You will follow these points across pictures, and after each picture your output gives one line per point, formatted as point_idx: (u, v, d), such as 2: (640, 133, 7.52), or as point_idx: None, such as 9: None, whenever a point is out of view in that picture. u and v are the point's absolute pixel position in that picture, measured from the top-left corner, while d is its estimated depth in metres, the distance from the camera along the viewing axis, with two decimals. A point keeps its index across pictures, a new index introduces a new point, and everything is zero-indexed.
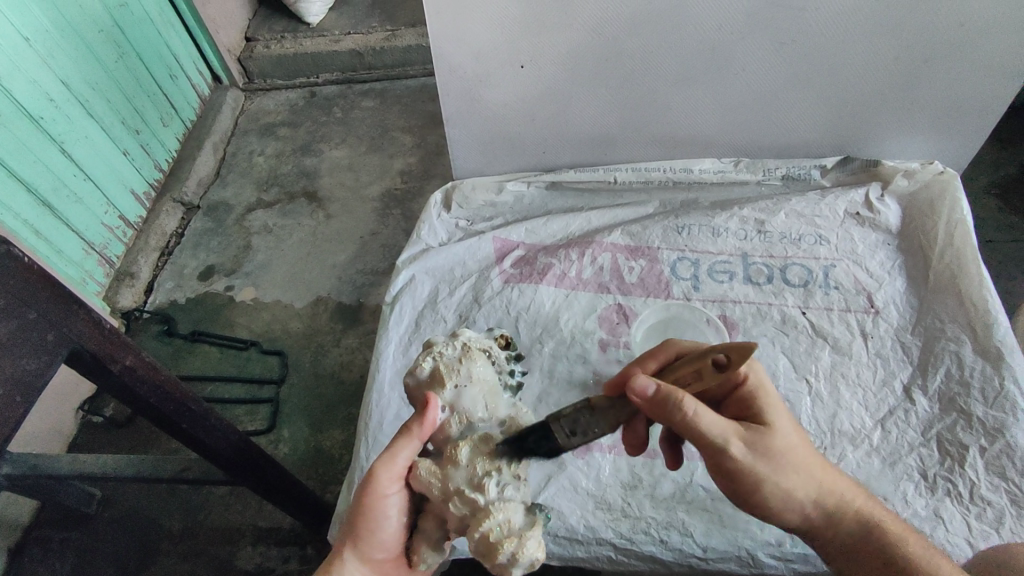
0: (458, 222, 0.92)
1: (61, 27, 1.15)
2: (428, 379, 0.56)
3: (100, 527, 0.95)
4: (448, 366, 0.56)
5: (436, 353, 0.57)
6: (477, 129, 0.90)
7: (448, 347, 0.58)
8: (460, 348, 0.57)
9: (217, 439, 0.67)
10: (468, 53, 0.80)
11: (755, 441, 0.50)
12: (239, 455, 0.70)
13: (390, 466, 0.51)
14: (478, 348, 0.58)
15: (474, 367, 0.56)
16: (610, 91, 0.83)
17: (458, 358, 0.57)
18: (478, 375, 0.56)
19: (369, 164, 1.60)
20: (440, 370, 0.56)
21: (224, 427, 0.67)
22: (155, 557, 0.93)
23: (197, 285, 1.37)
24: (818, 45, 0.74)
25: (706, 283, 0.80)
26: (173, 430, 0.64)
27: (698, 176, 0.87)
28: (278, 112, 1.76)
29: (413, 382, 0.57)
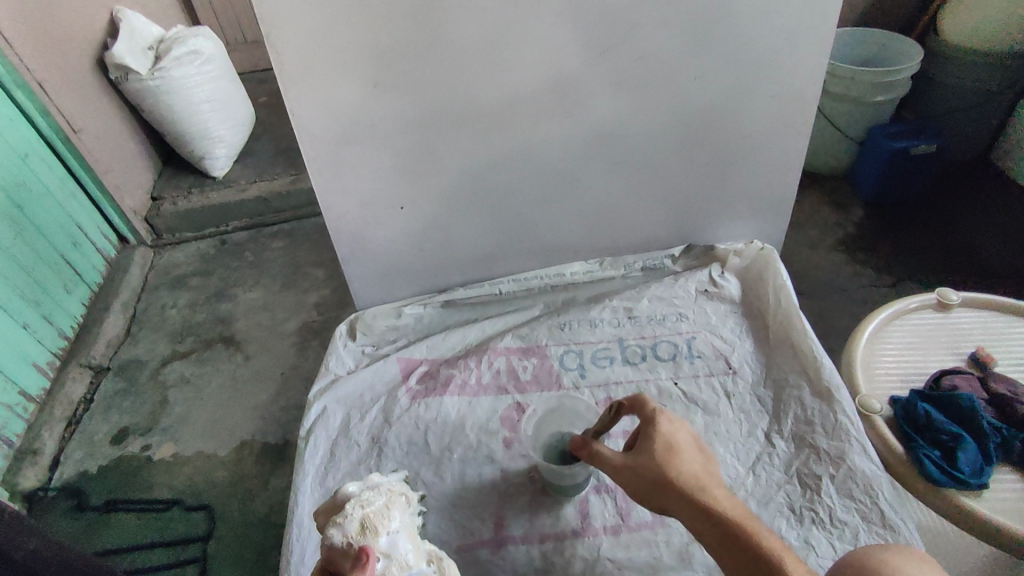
0: (364, 349, 0.99)
1: None
2: (360, 530, 0.64)
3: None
4: (376, 514, 0.65)
5: (362, 503, 0.66)
6: (371, 264, 1.00)
7: (370, 498, 0.68)
8: (384, 495, 0.68)
9: None
10: (352, 202, 0.92)
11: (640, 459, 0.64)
12: None
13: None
14: (397, 495, 0.69)
15: (397, 512, 0.67)
16: (483, 219, 0.96)
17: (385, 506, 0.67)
18: (403, 519, 0.67)
19: (285, 301, 1.66)
20: (372, 519, 0.65)
21: None
22: None
23: (109, 450, 1.33)
24: (643, 164, 0.90)
25: (590, 370, 0.90)
26: None
27: (571, 278, 1.00)
28: (189, 263, 1.80)
29: (347, 535, 0.63)
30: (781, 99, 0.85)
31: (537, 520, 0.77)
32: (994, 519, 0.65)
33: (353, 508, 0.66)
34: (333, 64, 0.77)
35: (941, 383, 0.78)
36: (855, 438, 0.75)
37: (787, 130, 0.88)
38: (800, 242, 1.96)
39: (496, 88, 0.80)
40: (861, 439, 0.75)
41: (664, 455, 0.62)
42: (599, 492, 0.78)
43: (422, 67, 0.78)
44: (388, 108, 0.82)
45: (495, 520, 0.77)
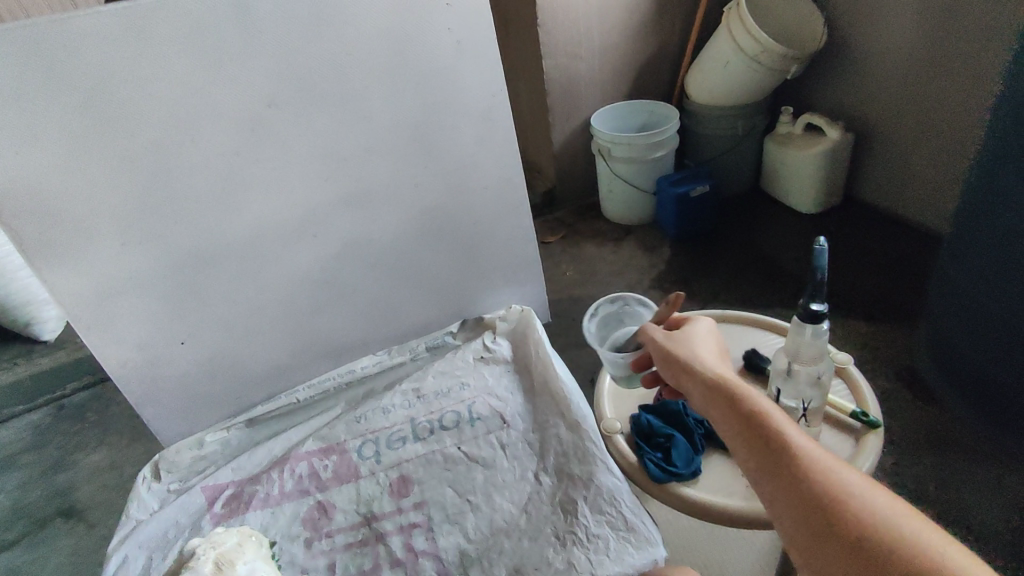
0: (169, 487, 1.00)
1: None
2: (215, 567, 0.79)
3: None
4: (230, 552, 0.81)
5: (215, 545, 0.81)
6: (168, 402, 1.04)
7: (221, 539, 0.83)
8: (236, 536, 0.83)
9: None
10: (131, 348, 0.96)
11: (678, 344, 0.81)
12: None
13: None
14: (248, 536, 0.84)
15: (246, 547, 0.83)
16: (267, 336, 1.04)
17: (235, 545, 0.82)
18: (249, 552, 0.82)
19: (130, 454, 1.76)
20: (223, 558, 0.80)
21: None
22: None
23: None
24: (394, 262, 1.06)
25: (385, 453, 0.97)
26: None
27: (362, 372, 1.10)
28: (22, 438, 1.83)
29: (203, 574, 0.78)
30: (492, 187, 1.07)
31: None
32: (704, 501, 0.79)
33: (207, 550, 0.81)
34: (76, 232, 0.84)
35: (662, 397, 0.93)
36: (601, 458, 0.86)
37: (508, 211, 1.11)
38: (625, 286, 2.12)
39: (240, 224, 0.93)
40: (605, 457, 0.86)
41: (701, 348, 0.81)
42: (391, 566, 0.84)
43: (167, 222, 0.88)
44: (143, 260, 0.90)
45: None
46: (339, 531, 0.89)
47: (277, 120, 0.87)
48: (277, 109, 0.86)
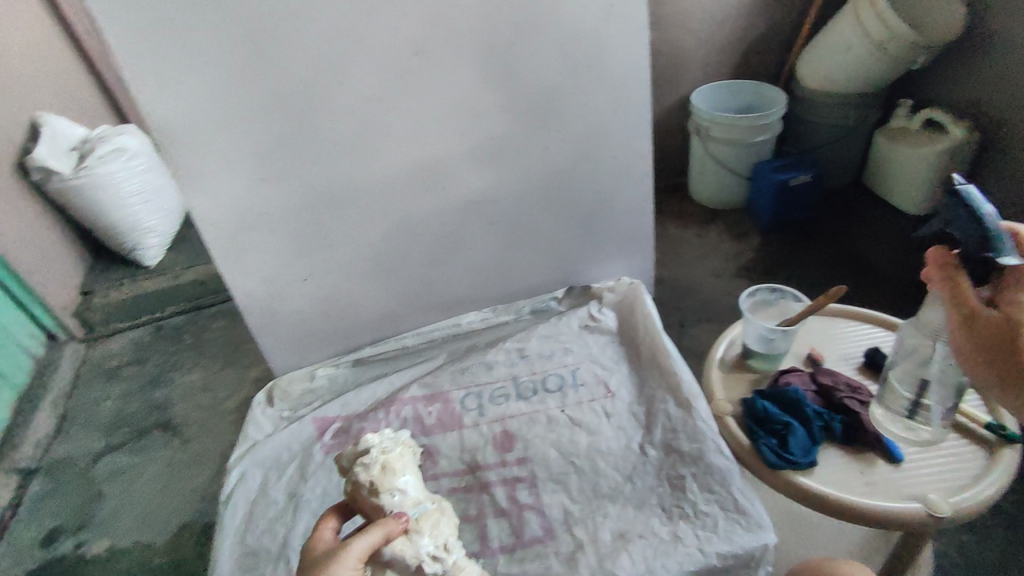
0: (282, 414, 1.06)
1: None
2: (380, 471, 0.77)
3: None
4: (394, 460, 0.78)
5: (382, 449, 0.79)
6: (285, 335, 1.08)
7: (390, 444, 0.80)
8: (399, 445, 0.80)
9: None
10: (259, 280, 1.01)
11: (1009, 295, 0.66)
12: None
13: (373, 542, 0.69)
14: (410, 449, 0.81)
15: (410, 462, 0.80)
16: (381, 282, 1.07)
17: (398, 455, 0.79)
18: (410, 468, 0.79)
19: (225, 379, 1.93)
20: (387, 465, 0.77)
21: None
22: None
23: (42, 552, 1.51)
24: (511, 222, 1.07)
25: (488, 408, 0.98)
26: None
27: (467, 326, 1.13)
28: (125, 352, 2.09)
29: (368, 475, 0.76)
30: (618, 155, 1.05)
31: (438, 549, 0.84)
32: (820, 493, 0.77)
33: (373, 453, 0.78)
34: (222, 163, 0.88)
35: (778, 382, 0.90)
36: (711, 438, 0.86)
37: (629, 180, 1.08)
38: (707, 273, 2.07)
39: (375, 171, 0.95)
40: (715, 439, 0.86)
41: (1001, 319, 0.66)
42: (497, 514, 0.86)
43: (306, 160, 0.91)
44: (281, 197, 0.93)
45: None
46: (445, 475, 0.93)
47: (421, 68, 0.87)
48: (422, 58, 0.87)
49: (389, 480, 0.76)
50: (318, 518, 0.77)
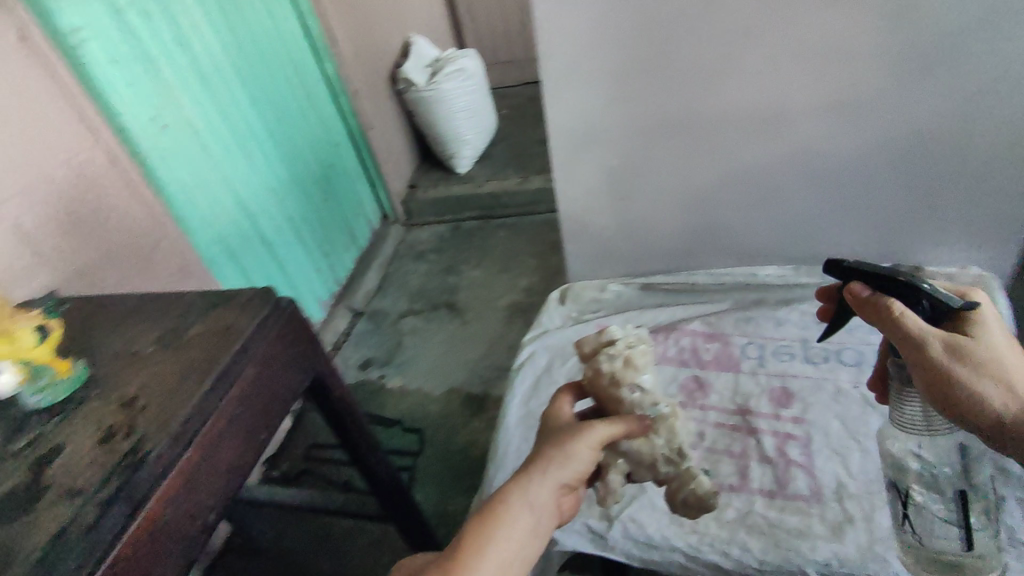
0: (569, 313, 1.19)
1: (284, 186, 1.88)
2: (625, 366, 0.74)
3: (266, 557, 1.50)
4: (638, 358, 0.75)
5: (627, 344, 0.76)
6: (586, 247, 1.20)
7: (635, 340, 0.77)
8: (642, 343, 0.77)
9: (382, 471, 1.11)
10: (581, 191, 1.11)
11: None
12: (388, 484, 1.14)
13: (616, 432, 0.70)
14: (649, 345, 0.78)
15: (649, 361, 0.77)
16: (688, 216, 1.10)
17: (641, 353, 0.76)
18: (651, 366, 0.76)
19: (502, 282, 2.20)
20: (631, 361, 0.75)
21: (387, 463, 1.12)
22: None
23: (357, 372, 1.98)
24: (843, 180, 1.00)
25: (770, 361, 0.98)
26: (347, 440, 1.04)
27: (762, 279, 1.09)
28: (431, 241, 2.52)
29: (610, 367, 0.74)
30: (1009, 123, 0.89)
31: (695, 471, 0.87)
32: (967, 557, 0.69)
33: (618, 347, 0.76)
34: (583, 78, 0.97)
35: None
36: None
37: (1012, 156, 0.92)
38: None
39: (718, 104, 0.96)
40: None
41: None
42: (762, 460, 0.85)
43: (658, 84, 0.95)
44: (623, 117, 1.00)
45: None
46: (713, 409, 0.94)
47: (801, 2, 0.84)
48: None
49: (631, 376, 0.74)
50: (556, 392, 0.77)
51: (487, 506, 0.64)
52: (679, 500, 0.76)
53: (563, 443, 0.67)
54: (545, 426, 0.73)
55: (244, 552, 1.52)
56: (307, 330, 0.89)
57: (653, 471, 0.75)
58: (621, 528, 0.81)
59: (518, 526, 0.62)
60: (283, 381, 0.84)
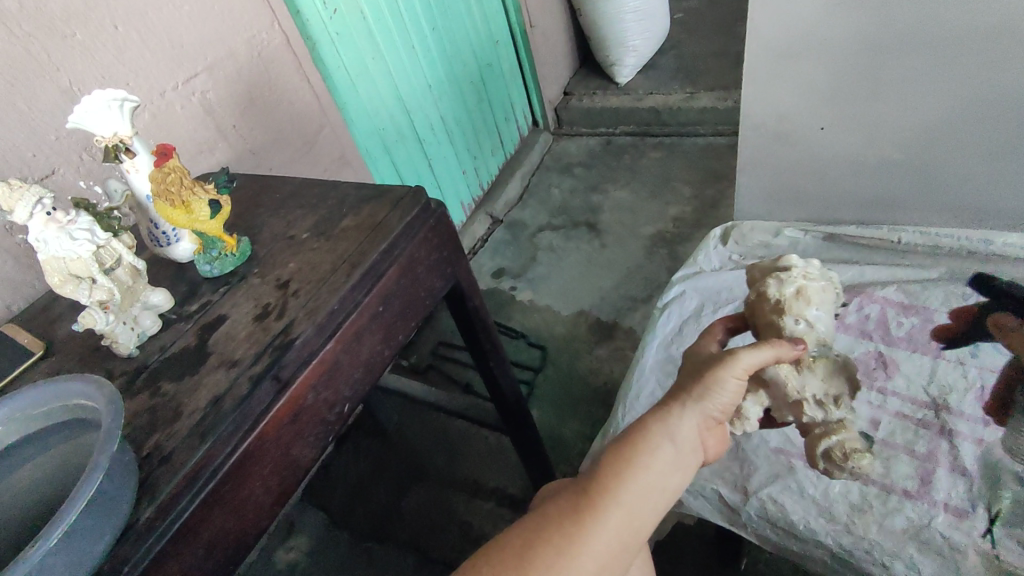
0: (732, 255, 1.04)
1: (441, 82, 1.84)
2: (795, 294, 0.70)
3: (393, 440, 1.67)
4: (812, 290, 0.71)
5: (804, 276, 0.72)
6: (765, 180, 1.03)
7: (814, 273, 0.73)
8: (823, 280, 0.73)
9: (507, 384, 1.11)
10: (774, 114, 0.93)
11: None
12: (511, 399, 1.13)
13: (766, 358, 0.63)
14: (831, 282, 0.74)
15: (825, 299, 0.72)
16: (912, 159, 0.88)
17: (817, 288, 0.72)
18: (825, 306, 0.71)
19: (649, 208, 2.05)
20: (804, 291, 0.70)
21: (511, 377, 1.11)
22: (422, 478, 1.56)
23: (489, 281, 2.01)
24: None
25: (984, 351, 0.79)
26: (477, 351, 1.03)
27: (999, 248, 0.86)
28: (579, 155, 2.40)
29: (778, 292, 0.71)
30: None
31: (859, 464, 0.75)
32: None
33: (792, 275, 0.72)
34: None
35: None
36: None
37: None
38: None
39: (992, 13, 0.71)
40: None
41: None
42: (953, 471, 0.71)
43: None
44: (849, 24, 0.79)
45: None
46: (897, 396, 0.79)
47: None
48: None
49: (800, 307, 0.69)
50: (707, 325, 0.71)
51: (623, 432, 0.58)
52: (819, 451, 0.67)
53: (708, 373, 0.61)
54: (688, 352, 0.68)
55: (375, 431, 1.70)
56: (452, 236, 0.87)
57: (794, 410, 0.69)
58: (758, 508, 0.73)
59: (659, 456, 0.56)
60: (425, 285, 0.82)
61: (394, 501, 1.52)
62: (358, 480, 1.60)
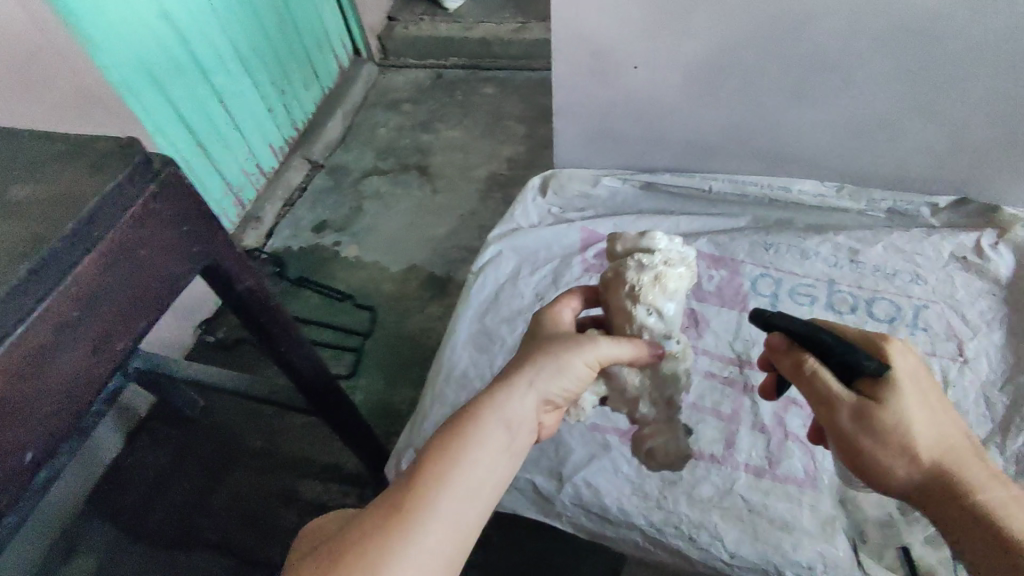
0: (550, 209, 0.96)
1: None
2: (652, 283, 0.61)
3: (198, 431, 1.22)
4: (672, 278, 0.62)
5: (666, 260, 0.62)
6: (583, 123, 0.92)
7: (677, 259, 0.63)
8: (685, 266, 0.63)
9: (305, 364, 0.88)
10: (586, 49, 0.82)
11: (870, 415, 0.50)
12: (316, 382, 0.90)
13: (622, 355, 0.56)
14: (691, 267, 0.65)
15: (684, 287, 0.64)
16: (725, 99, 0.82)
17: (678, 275, 0.62)
18: (681, 295, 0.63)
19: (480, 146, 1.80)
20: (663, 278, 0.61)
21: (312, 356, 0.88)
22: (232, 472, 1.16)
23: (310, 236, 1.63)
24: (941, 79, 0.72)
25: (784, 302, 0.80)
26: (260, 334, 0.81)
27: (795, 195, 0.88)
28: (405, 89, 2.01)
29: (637, 277, 0.61)
30: None
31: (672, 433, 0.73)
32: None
33: (654, 258, 0.62)
34: None
35: None
36: None
37: None
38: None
39: None
40: None
41: None
42: (753, 429, 0.71)
43: None
44: None
45: None
46: (705, 354, 0.78)
47: None
48: None
49: (659, 298, 0.61)
50: (560, 290, 0.62)
51: (449, 422, 0.48)
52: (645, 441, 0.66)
53: (549, 347, 0.53)
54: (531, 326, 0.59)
55: (172, 419, 1.24)
56: (198, 199, 0.62)
57: (631, 404, 0.64)
58: (573, 493, 0.70)
59: (493, 446, 0.47)
60: (156, 272, 0.60)
61: (199, 514, 1.11)
62: (150, 485, 1.16)
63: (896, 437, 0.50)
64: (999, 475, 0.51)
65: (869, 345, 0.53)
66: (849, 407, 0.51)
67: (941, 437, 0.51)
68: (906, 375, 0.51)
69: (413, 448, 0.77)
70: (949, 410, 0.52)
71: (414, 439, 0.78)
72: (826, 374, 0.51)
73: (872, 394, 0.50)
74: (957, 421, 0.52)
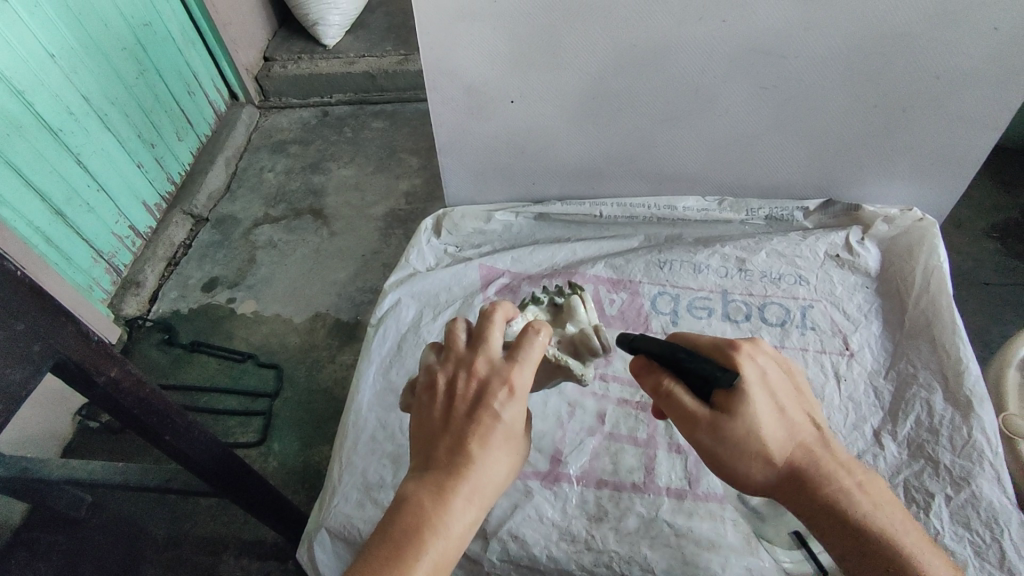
0: (446, 248, 0.94)
1: (81, 42, 1.26)
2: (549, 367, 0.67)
3: (89, 533, 1.01)
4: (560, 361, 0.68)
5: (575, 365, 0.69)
6: (469, 160, 0.91)
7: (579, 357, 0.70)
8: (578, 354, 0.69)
9: (200, 451, 0.73)
10: (460, 87, 0.81)
11: (723, 427, 0.51)
12: (220, 468, 0.76)
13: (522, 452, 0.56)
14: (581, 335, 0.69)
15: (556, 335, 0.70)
16: (599, 127, 0.84)
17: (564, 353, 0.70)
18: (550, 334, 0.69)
19: (376, 183, 1.74)
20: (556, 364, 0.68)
21: (207, 440, 0.74)
22: (140, 565, 1.03)
23: (200, 296, 1.49)
24: (797, 92, 0.77)
25: (684, 318, 0.82)
26: (150, 438, 0.69)
27: (682, 213, 0.90)
28: (291, 130, 1.92)
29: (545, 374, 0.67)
30: (1008, 27, 0.68)
31: (598, 461, 0.72)
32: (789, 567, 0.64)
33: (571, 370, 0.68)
34: None
35: None
36: (989, 461, 0.66)
37: (1001, 71, 0.71)
38: (990, 179, 1.37)
39: None
40: (997, 465, 0.66)
41: None
42: (670, 451, 0.72)
43: None
44: None
45: (551, 454, 0.73)
46: (616, 381, 0.77)
47: None
48: None
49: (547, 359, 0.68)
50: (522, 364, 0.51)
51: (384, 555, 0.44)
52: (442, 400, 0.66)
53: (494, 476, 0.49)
54: (498, 388, 0.50)
55: None
56: (39, 289, 0.55)
57: None
58: (500, 550, 0.66)
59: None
60: None
61: None
62: None
63: (751, 443, 0.51)
64: (849, 461, 0.54)
65: (718, 356, 0.54)
66: (705, 422, 0.52)
67: (794, 435, 0.53)
68: (755, 382, 0.53)
69: (325, 528, 0.71)
70: (800, 405, 0.55)
71: (327, 518, 0.72)
72: (679, 391, 0.53)
73: (724, 403, 0.52)
74: (806, 416, 0.55)
